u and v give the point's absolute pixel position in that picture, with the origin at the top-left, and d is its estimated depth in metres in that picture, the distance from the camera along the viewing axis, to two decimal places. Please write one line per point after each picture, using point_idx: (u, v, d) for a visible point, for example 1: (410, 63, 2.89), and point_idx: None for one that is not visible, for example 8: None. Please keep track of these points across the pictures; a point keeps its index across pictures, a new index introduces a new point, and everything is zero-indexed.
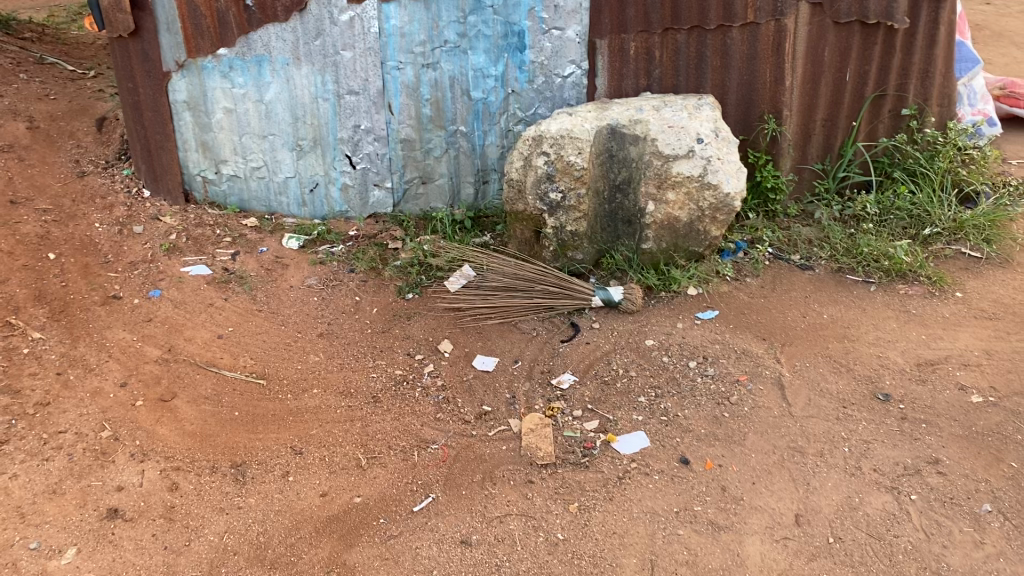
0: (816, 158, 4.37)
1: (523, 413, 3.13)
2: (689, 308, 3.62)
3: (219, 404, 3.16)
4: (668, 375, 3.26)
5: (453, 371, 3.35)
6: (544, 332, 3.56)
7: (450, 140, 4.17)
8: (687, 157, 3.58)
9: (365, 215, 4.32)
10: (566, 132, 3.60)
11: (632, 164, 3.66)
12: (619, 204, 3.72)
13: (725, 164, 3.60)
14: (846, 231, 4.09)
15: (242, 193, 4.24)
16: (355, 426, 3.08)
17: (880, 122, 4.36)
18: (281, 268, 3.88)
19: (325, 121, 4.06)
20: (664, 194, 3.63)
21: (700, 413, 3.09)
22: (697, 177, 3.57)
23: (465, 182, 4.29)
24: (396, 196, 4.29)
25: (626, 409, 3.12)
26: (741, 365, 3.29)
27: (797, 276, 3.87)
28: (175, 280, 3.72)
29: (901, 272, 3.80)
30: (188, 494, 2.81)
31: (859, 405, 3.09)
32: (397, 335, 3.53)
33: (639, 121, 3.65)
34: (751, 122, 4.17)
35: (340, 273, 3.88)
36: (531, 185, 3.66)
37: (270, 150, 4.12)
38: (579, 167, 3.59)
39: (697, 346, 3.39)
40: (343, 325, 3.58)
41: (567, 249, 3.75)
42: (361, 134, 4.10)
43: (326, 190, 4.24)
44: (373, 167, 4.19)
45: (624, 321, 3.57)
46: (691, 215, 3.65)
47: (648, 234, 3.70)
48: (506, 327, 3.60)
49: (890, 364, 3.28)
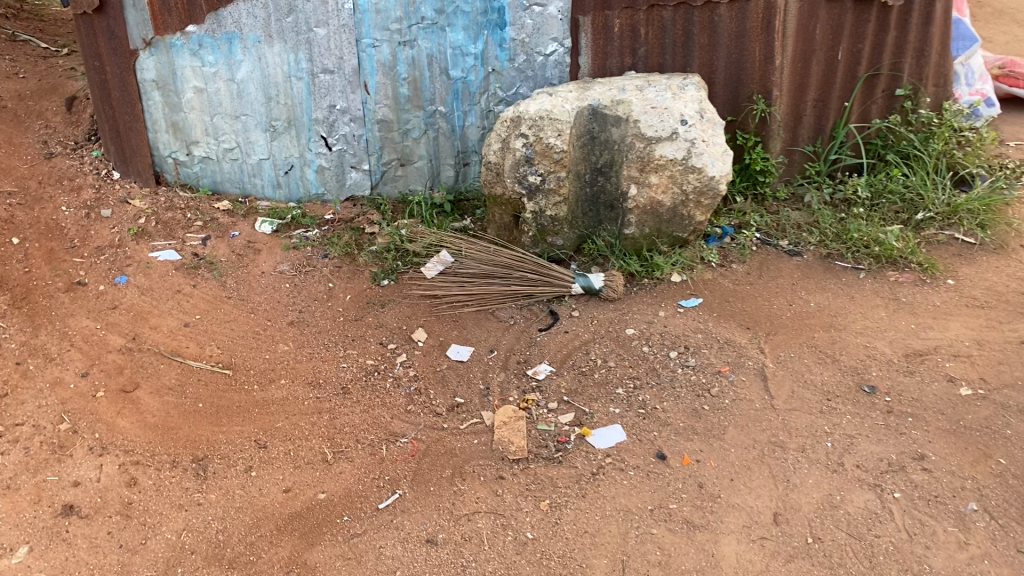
0: (807, 140, 4.24)
1: (497, 405, 3.03)
2: (672, 296, 3.52)
3: (184, 395, 3.06)
4: (648, 366, 3.17)
5: (426, 361, 3.24)
6: (522, 320, 3.45)
7: (429, 121, 4.05)
8: (670, 139, 3.44)
9: (342, 197, 4.20)
10: (545, 113, 3.47)
11: (615, 147, 3.51)
12: (601, 187, 3.57)
13: (710, 147, 3.46)
14: (837, 216, 3.97)
15: (215, 175, 4.11)
16: (323, 418, 2.98)
17: (873, 102, 4.22)
18: (253, 253, 3.77)
19: (299, 101, 3.94)
20: (647, 178, 3.49)
21: (679, 406, 2.99)
22: (681, 160, 3.44)
23: (445, 164, 4.17)
24: (374, 178, 4.18)
25: (603, 402, 3.02)
26: (723, 355, 3.20)
27: (785, 262, 3.75)
28: (143, 266, 3.61)
29: (892, 258, 3.68)
30: (147, 489, 2.72)
31: (844, 398, 2.99)
32: (370, 323, 3.42)
33: (622, 101, 3.49)
34: (740, 103, 4.01)
35: (314, 259, 3.77)
36: (510, 167, 3.53)
37: (243, 131, 4.00)
38: (558, 150, 3.46)
39: (679, 335, 3.30)
40: (315, 312, 3.47)
41: (547, 234, 3.62)
42: (336, 114, 3.98)
43: (301, 172, 4.12)
44: (350, 148, 4.08)
45: (605, 309, 3.46)
46: (675, 199, 3.52)
47: (631, 218, 3.57)
48: (483, 315, 3.48)
49: (877, 354, 3.18)
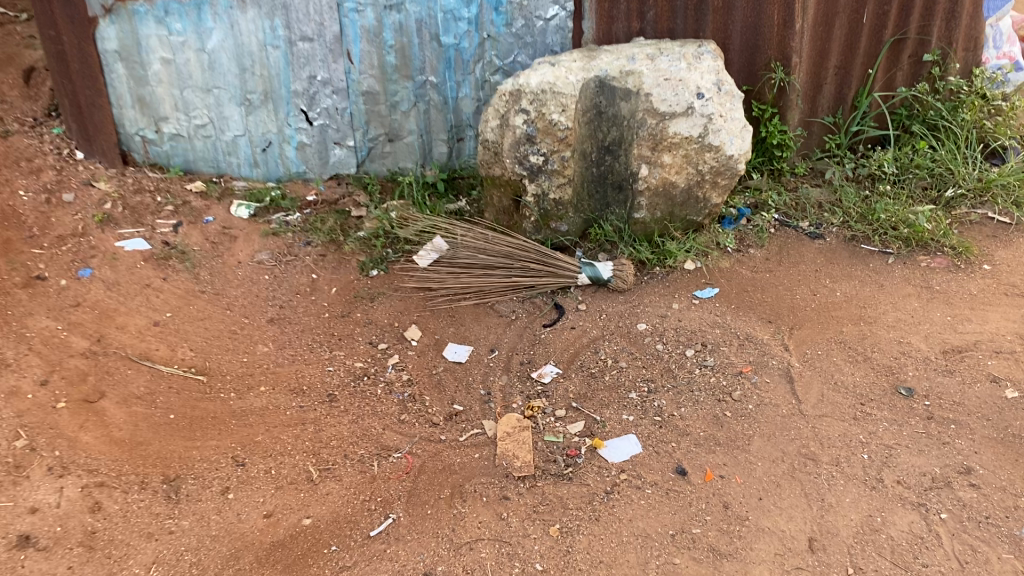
0: (827, 110, 3.92)
1: (499, 413, 2.76)
2: (686, 286, 3.25)
3: (153, 405, 2.78)
4: (663, 366, 2.90)
5: (421, 362, 2.97)
6: (524, 314, 3.18)
7: (418, 93, 3.72)
8: (685, 114, 3.14)
9: (326, 176, 3.90)
10: (547, 86, 3.15)
11: (623, 123, 3.20)
12: (609, 167, 3.28)
13: (729, 122, 3.16)
14: (860, 193, 3.69)
15: (187, 153, 3.79)
16: (307, 431, 2.71)
17: (898, 69, 3.90)
18: (229, 241, 3.46)
19: (276, 72, 3.61)
20: (659, 158, 3.20)
21: (699, 412, 2.72)
22: (697, 138, 3.15)
23: (438, 139, 3.87)
24: (360, 154, 3.87)
25: (615, 409, 2.76)
26: (745, 354, 2.93)
27: (807, 245, 3.47)
28: (109, 258, 3.30)
29: (922, 241, 3.39)
30: (112, 516, 2.43)
31: (879, 402, 2.73)
32: (358, 320, 3.14)
33: (632, 72, 3.18)
34: (756, 72, 3.70)
35: (296, 247, 3.47)
36: (509, 147, 3.22)
37: (216, 106, 3.67)
38: (562, 127, 3.16)
39: (695, 331, 3.04)
40: (297, 308, 3.18)
41: (550, 220, 3.34)
42: (317, 86, 3.66)
43: (280, 149, 3.81)
44: (333, 123, 3.76)
45: (614, 303, 3.20)
46: (690, 180, 3.23)
47: (641, 201, 3.29)
48: (482, 309, 3.21)
49: (913, 351, 2.92)
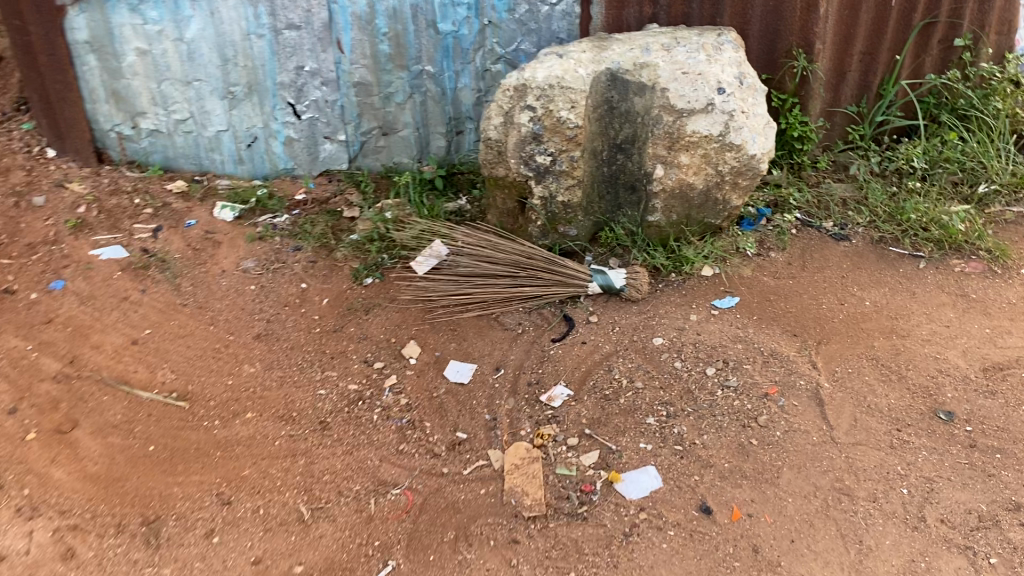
0: (850, 99, 3.68)
1: (506, 442, 2.55)
2: (704, 294, 3.03)
3: (131, 436, 2.56)
4: (682, 388, 2.69)
5: (421, 384, 2.75)
6: (531, 327, 2.96)
7: (414, 83, 3.47)
8: (704, 111, 2.90)
9: (316, 172, 3.65)
10: (555, 81, 2.90)
11: (637, 119, 2.97)
12: (621, 166, 3.06)
13: (751, 119, 2.93)
14: (887, 190, 3.46)
15: (167, 150, 3.53)
16: (297, 464, 2.50)
17: (927, 55, 3.63)
18: (212, 247, 3.23)
19: (261, 63, 3.35)
20: (675, 158, 2.97)
21: (723, 440, 2.51)
22: (717, 137, 2.91)
23: (436, 133, 3.62)
24: (352, 149, 3.62)
25: (632, 436, 2.54)
26: (770, 373, 2.71)
27: (831, 247, 3.24)
28: (83, 268, 3.06)
29: (955, 244, 3.18)
30: (86, 565, 2.22)
31: (918, 428, 2.52)
32: (352, 335, 2.92)
33: (646, 65, 2.93)
34: (776, 59, 3.45)
35: (284, 253, 3.23)
36: (514, 146, 2.98)
37: (197, 99, 3.42)
38: (572, 125, 2.92)
39: (716, 346, 2.82)
40: (285, 322, 2.96)
41: (557, 223, 3.10)
42: (306, 77, 3.40)
43: (267, 145, 3.55)
44: (322, 116, 3.51)
45: (627, 314, 2.98)
46: (709, 181, 3.00)
47: (656, 203, 3.06)
48: (485, 322, 2.99)
49: (951, 369, 2.70)
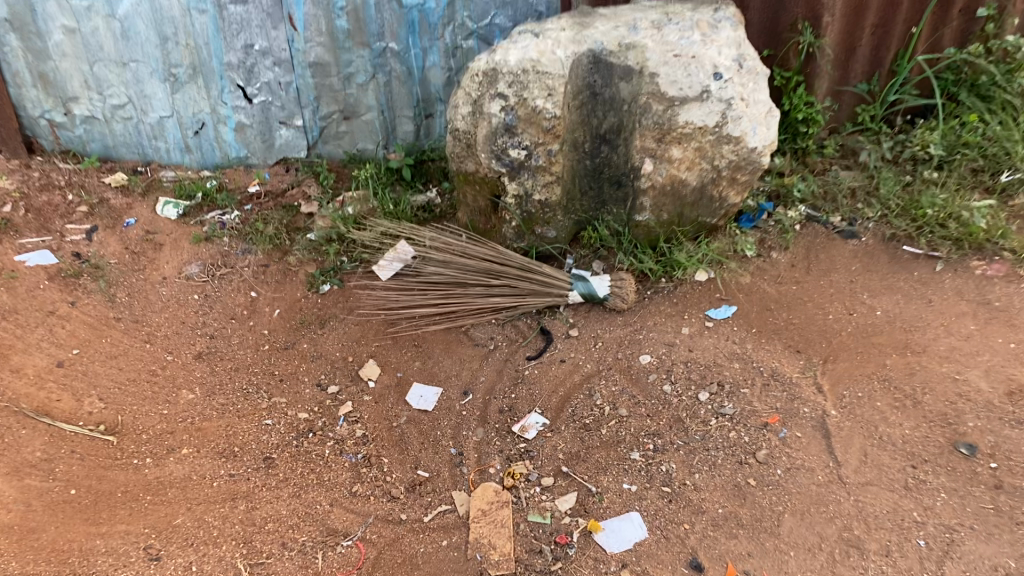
0: (861, 76, 3.33)
1: (473, 482, 2.26)
2: (697, 303, 2.73)
3: (51, 478, 2.24)
4: (671, 416, 2.40)
5: (380, 411, 2.46)
6: (504, 342, 2.67)
7: (377, 63, 3.12)
8: (699, 99, 2.55)
9: (272, 161, 3.32)
10: (529, 65, 2.55)
11: (623, 107, 2.66)
12: (605, 159, 2.76)
13: (751, 108, 2.58)
14: (900, 179, 3.13)
15: (105, 138, 3.21)
16: (237, 509, 2.21)
17: (947, 26, 3.25)
18: (152, 249, 2.91)
19: (205, 41, 3.00)
20: (666, 151, 2.64)
21: (717, 481, 2.23)
22: (713, 128, 2.57)
23: (402, 116, 3.28)
24: (311, 135, 3.28)
25: (614, 474, 2.26)
26: (770, 399, 2.43)
27: (837, 247, 2.94)
28: (6, 276, 2.72)
29: (976, 243, 2.83)
30: None
31: (936, 466, 2.24)
32: (304, 354, 2.63)
33: (633, 46, 2.58)
34: (778, 33, 3.15)
35: (232, 256, 2.92)
36: (484, 139, 2.65)
37: (135, 82, 3.08)
38: (549, 115, 2.58)
39: (709, 366, 2.53)
40: (231, 339, 2.66)
41: (534, 224, 2.79)
42: (255, 57, 3.05)
43: (215, 131, 3.22)
44: (276, 99, 3.17)
45: (611, 326, 2.69)
46: (703, 177, 2.67)
47: (644, 202, 2.74)
48: (454, 336, 2.71)
49: (972, 394, 2.41)
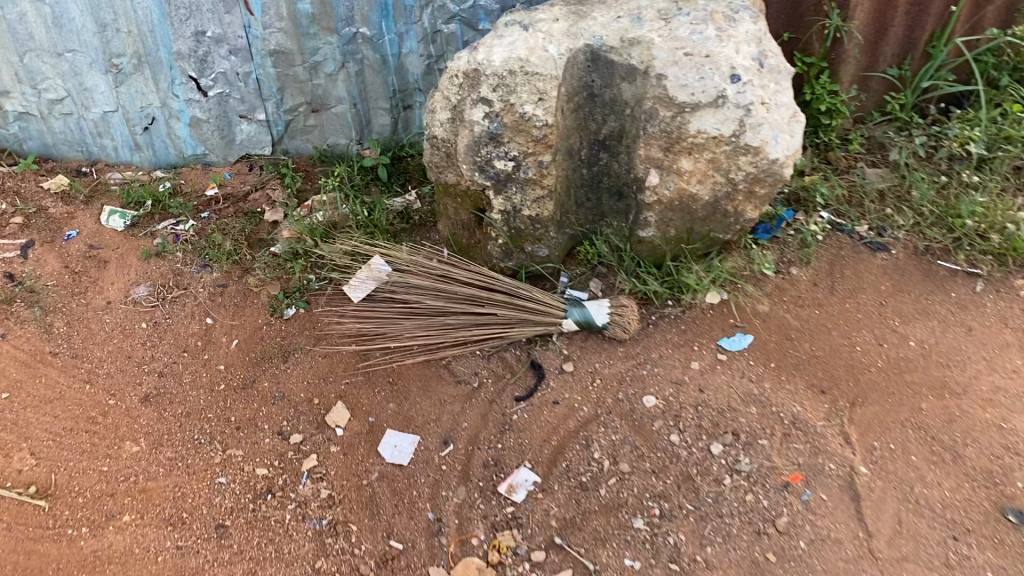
0: (892, 60, 2.96)
1: (454, 556, 1.98)
2: (708, 331, 2.43)
3: None
4: (679, 472, 2.12)
5: (349, 466, 2.17)
6: (490, 379, 2.37)
7: (347, 50, 2.76)
8: (713, 105, 2.20)
9: (233, 158, 2.98)
10: (517, 65, 2.21)
11: (625, 111, 2.32)
12: (605, 167, 2.43)
13: (773, 113, 2.23)
14: (935, 179, 2.80)
15: (44, 136, 2.86)
16: None
17: (991, 5, 2.89)
18: (96, 268, 2.59)
19: (150, 28, 2.64)
20: (675, 162, 2.31)
21: (732, 556, 1.95)
22: (729, 138, 2.23)
23: (378, 108, 2.94)
24: (275, 130, 2.94)
25: (614, 548, 1.98)
26: (792, 452, 2.14)
27: (865, 261, 2.62)
28: None
29: (1021, 258, 2.54)
30: None
31: (983, 537, 1.95)
32: (265, 395, 2.32)
33: (638, 41, 2.23)
34: (802, 15, 2.81)
35: (185, 275, 2.60)
36: (466, 148, 2.31)
37: (73, 74, 2.72)
38: (539, 123, 2.23)
39: (723, 411, 2.23)
40: (182, 377, 2.36)
41: (524, 241, 2.46)
42: (208, 45, 2.69)
43: (167, 127, 2.87)
44: (234, 91, 2.82)
45: (611, 360, 2.39)
46: (717, 191, 2.34)
47: (649, 217, 2.42)
48: (434, 371, 2.40)
49: (1021, 447, 2.12)
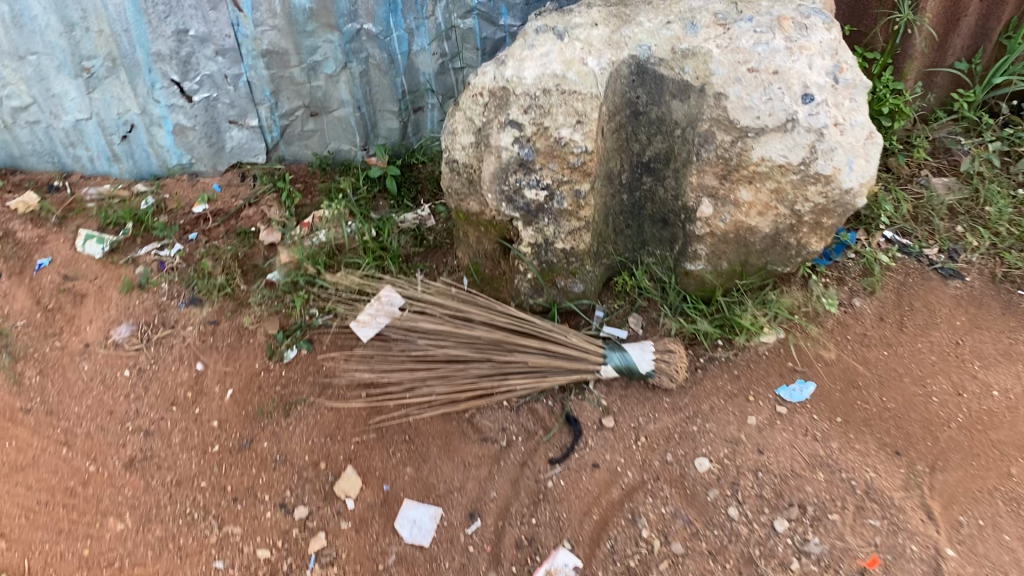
0: (961, 53, 2.63)
1: None
2: (765, 378, 2.15)
3: None
4: (740, 555, 1.86)
5: (363, 546, 1.91)
6: (519, 437, 2.09)
7: (350, 49, 2.44)
8: (779, 129, 1.90)
9: (223, 167, 2.66)
10: (551, 83, 1.90)
11: (674, 133, 2.01)
12: (648, 192, 2.14)
13: (847, 136, 1.92)
14: (1012, 193, 2.50)
15: (8, 146, 2.54)
16: None
17: None
18: (72, 304, 2.30)
19: (124, 27, 2.30)
20: (732, 192, 2.01)
21: None
22: (798, 166, 1.92)
23: (385, 111, 2.62)
24: (270, 136, 2.62)
25: None
26: (869, 531, 1.87)
27: (937, 290, 2.34)
28: None
29: None
30: None
31: None
32: (265, 457, 2.05)
33: (692, 53, 1.91)
34: (866, 6, 2.49)
35: (172, 311, 2.31)
36: (492, 176, 1.99)
37: (38, 79, 2.39)
38: (577, 150, 1.93)
39: (786, 479, 1.97)
40: (172, 436, 2.09)
41: (556, 275, 2.16)
42: (191, 45, 2.36)
43: (148, 135, 2.55)
44: (223, 95, 2.49)
45: (656, 413, 2.11)
46: (779, 223, 2.04)
47: (699, 249, 2.12)
48: (455, 425, 2.13)
49: None
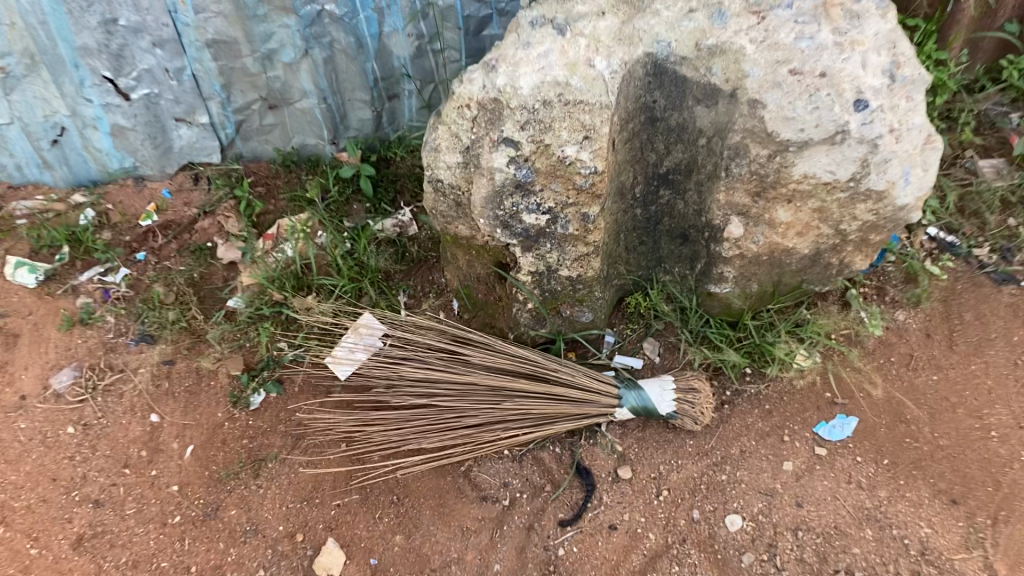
0: (1013, 12, 2.26)
1: None
2: (801, 415, 1.89)
3: None
4: None
5: None
6: (524, 494, 1.84)
7: (311, 33, 2.09)
8: (828, 141, 1.57)
9: (171, 169, 2.30)
10: (553, 92, 1.56)
11: (699, 141, 1.72)
12: (665, 207, 1.86)
13: (906, 143, 1.59)
14: None
15: None
16: None
17: None
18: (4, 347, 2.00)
19: (40, 19, 1.94)
20: (766, 211, 1.71)
21: None
22: (847, 183, 1.62)
23: (355, 100, 2.29)
24: (224, 133, 2.27)
25: None
26: None
27: (990, 298, 2.01)
28: None
29: None
30: None
31: None
32: (234, 529, 1.79)
33: (720, 50, 1.57)
34: None
35: (122, 351, 2.03)
36: (488, 199, 1.68)
37: None
38: (584, 169, 1.61)
39: (830, 540, 1.72)
40: (126, 506, 1.82)
41: (560, 303, 1.88)
42: (123, 36, 2.01)
43: (83, 138, 2.20)
44: (165, 91, 2.14)
45: (678, 460, 1.86)
46: (820, 244, 1.76)
47: (726, 272, 1.84)
48: (451, 481, 1.86)
49: None
